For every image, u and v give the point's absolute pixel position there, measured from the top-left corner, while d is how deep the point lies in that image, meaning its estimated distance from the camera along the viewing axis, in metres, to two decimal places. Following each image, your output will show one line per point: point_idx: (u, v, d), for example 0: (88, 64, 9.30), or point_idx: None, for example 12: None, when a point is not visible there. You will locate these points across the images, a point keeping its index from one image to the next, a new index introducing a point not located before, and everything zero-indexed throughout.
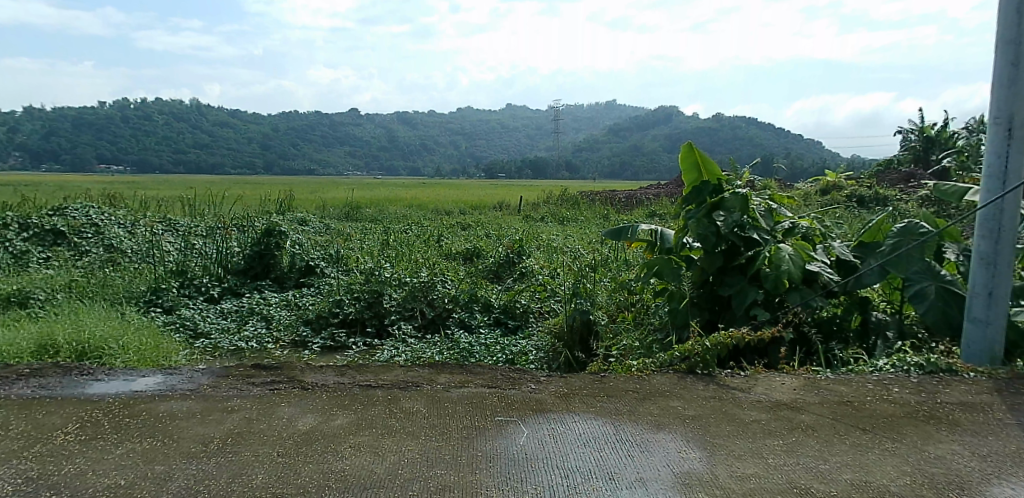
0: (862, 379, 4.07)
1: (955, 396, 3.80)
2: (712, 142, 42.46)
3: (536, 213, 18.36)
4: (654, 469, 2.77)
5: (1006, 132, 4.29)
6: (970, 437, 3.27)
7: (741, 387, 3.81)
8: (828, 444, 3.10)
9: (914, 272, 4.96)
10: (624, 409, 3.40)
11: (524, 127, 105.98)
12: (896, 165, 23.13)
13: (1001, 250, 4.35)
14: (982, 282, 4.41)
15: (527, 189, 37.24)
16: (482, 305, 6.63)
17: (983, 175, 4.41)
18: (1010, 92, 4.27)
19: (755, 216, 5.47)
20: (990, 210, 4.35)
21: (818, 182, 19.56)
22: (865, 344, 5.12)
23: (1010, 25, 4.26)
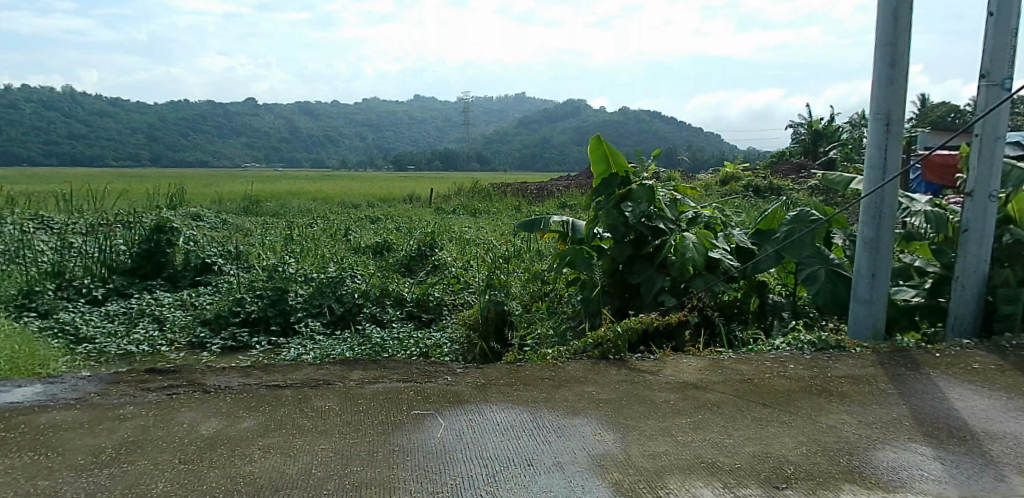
0: (762, 357, 4.29)
1: (843, 369, 4.08)
2: (619, 136, 43.67)
3: (447, 205, 18.21)
4: (570, 453, 2.81)
5: (885, 126, 4.63)
6: (858, 407, 3.51)
7: (651, 370, 3.93)
8: (732, 420, 3.25)
9: (806, 256, 5.28)
10: (541, 397, 3.42)
11: (435, 120, 105.11)
12: (788, 158, 24.56)
13: (882, 235, 4.70)
14: (866, 264, 4.76)
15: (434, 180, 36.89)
16: (394, 299, 6.57)
17: (866, 166, 4.75)
18: (888, 89, 4.61)
19: (661, 206, 5.64)
20: (872, 199, 4.69)
21: (718, 173, 20.47)
22: (762, 325, 5.41)
23: (888, 28, 4.58)
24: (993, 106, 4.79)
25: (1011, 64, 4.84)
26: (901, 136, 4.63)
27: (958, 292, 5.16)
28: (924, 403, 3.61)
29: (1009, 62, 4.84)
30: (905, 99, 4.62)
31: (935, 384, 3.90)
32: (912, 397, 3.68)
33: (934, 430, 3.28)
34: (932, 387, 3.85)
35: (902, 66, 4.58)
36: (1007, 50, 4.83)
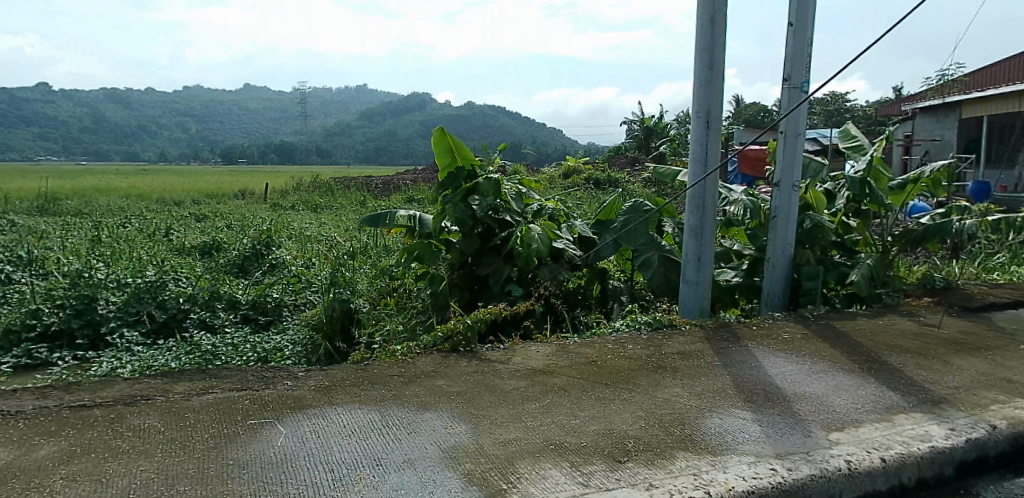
0: (604, 340, 4.50)
1: (676, 346, 4.38)
2: (465, 131, 44.03)
3: (284, 201, 17.31)
4: (421, 448, 2.75)
5: (705, 123, 5.04)
6: (689, 380, 3.78)
7: (500, 359, 3.97)
8: (577, 401, 3.36)
9: (641, 243, 5.61)
10: (389, 395, 3.33)
11: (273, 114, 99.80)
12: (623, 152, 26.10)
13: (705, 222, 5.11)
14: (693, 249, 5.15)
15: (267, 175, 34.85)
16: (226, 302, 6.12)
17: (690, 159, 5.13)
18: (707, 90, 5.00)
19: (506, 199, 5.72)
20: (696, 189, 5.08)
21: (560, 166, 21.27)
22: (604, 309, 5.69)
23: (706, 33, 4.97)
24: (794, 106, 5.37)
25: (808, 69, 5.45)
26: (720, 132, 5.05)
27: (770, 272, 5.72)
28: (744, 372, 3.97)
29: (806, 67, 5.44)
30: (721, 99, 5.04)
31: (753, 354, 4.30)
32: (735, 367, 4.04)
33: (753, 395, 3.61)
34: (750, 357, 4.25)
35: (719, 68, 4.99)
36: (805, 57, 5.42)
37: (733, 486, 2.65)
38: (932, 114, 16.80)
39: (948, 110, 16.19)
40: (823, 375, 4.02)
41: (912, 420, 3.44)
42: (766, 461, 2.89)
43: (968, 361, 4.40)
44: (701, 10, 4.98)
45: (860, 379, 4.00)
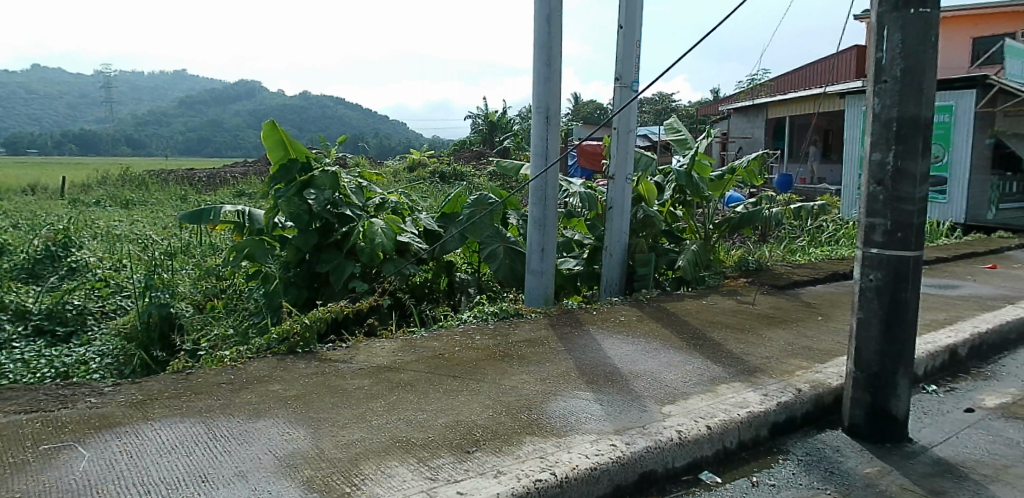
0: (450, 332, 4.47)
1: (521, 335, 4.45)
2: (302, 123, 42.03)
3: (90, 197, 15.49)
4: (253, 459, 2.55)
5: (545, 119, 5.17)
6: (534, 366, 3.85)
7: (342, 359, 3.80)
8: (425, 396, 3.29)
9: (487, 235, 5.63)
10: (216, 404, 3.06)
11: (80, 103, 89.32)
12: (467, 146, 26.26)
13: (547, 214, 5.25)
14: (536, 240, 5.27)
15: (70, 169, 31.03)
16: (14, 313, 5.34)
17: (531, 153, 5.24)
18: (546, 86, 5.13)
19: (346, 192, 5.52)
20: (538, 182, 5.21)
21: (404, 160, 21.00)
22: (451, 301, 5.67)
23: (543, 31, 5.08)
24: (625, 104, 5.66)
25: (637, 69, 5.76)
26: (558, 127, 5.20)
27: (608, 259, 5.99)
28: (586, 355, 4.13)
29: (636, 68, 5.76)
30: (559, 94, 5.20)
31: (593, 338, 4.49)
32: (577, 351, 4.18)
33: (594, 377, 3.76)
34: (591, 340, 4.42)
35: (556, 65, 5.14)
36: (634, 57, 5.73)
37: (577, 465, 2.73)
38: (744, 113, 18.30)
39: (756, 111, 17.81)
40: (656, 353, 4.28)
41: (733, 389, 3.76)
42: (607, 438, 3.01)
43: (777, 333, 4.91)
44: (537, 9, 5.09)
45: (688, 354, 4.31)
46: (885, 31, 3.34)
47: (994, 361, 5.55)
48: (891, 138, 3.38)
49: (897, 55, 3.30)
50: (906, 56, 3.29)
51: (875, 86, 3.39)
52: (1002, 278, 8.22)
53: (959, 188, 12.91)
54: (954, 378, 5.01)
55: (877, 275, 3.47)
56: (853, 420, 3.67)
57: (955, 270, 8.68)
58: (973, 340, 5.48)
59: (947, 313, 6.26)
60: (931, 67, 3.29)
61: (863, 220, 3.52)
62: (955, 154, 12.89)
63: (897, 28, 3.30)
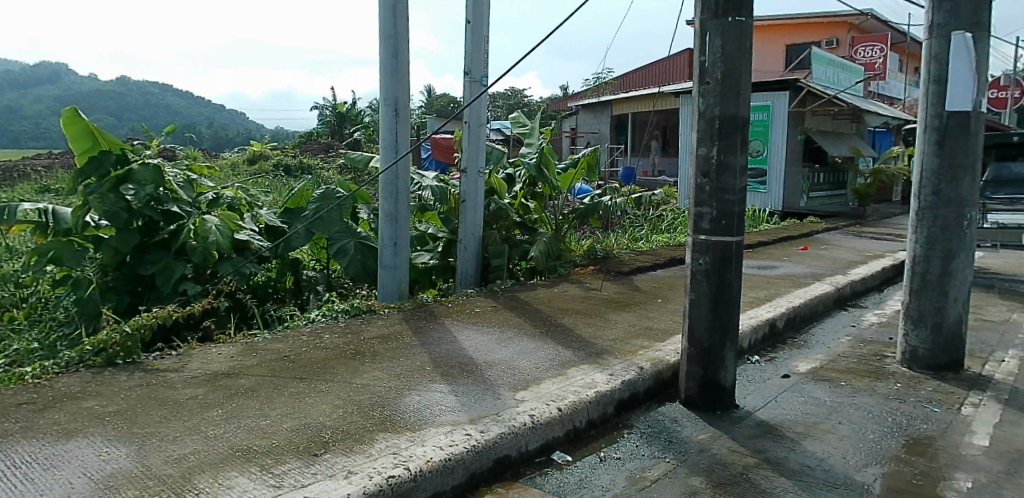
0: (297, 332, 4.26)
1: (374, 331, 4.34)
2: (128, 112, 38.37)
3: None
4: (63, 485, 2.27)
5: (393, 112, 5.07)
6: (388, 363, 3.77)
7: (172, 367, 3.50)
8: (268, 401, 3.11)
9: (335, 231, 5.44)
10: (16, 428, 2.70)
11: None
12: (315, 138, 25.25)
13: (399, 208, 5.16)
14: (389, 234, 5.16)
15: None
16: None
17: (381, 146, 5.12)
18: (394, 79, 5.03)
19: (172, 187, 5.10)
20: (389, 175, 5.10)
21: (244, 152, 19.83)
22: (298, 300, 5.42)
23: (389, 23, 4.97)
24: (474, 98, 5.69)
25: (485, 64, 5.81)
26: (408, 120, 5.14)
27: (462, 252, 6.00)
28: (441, 347, 4.12)
29: (484, 62, 5.80)
30: (408, 87, 5.12)
31: (448, 329, 4.48)
32: (431, 344, 4.15)
33: (449, 369, 3.75)
34: (445, 332, 4.42)
35: (404, 58, 5.05)
36: (482, 51, 5.78)
37: (432, 457, 2.71)
38: (591, 110, 18.99)
39: (603, 105, 18.44)
40: (509, 342, 4.36)
41: (582, 371, 3.92)
42: (461, 428, 3.02)
43: (622, 316, 5.18)
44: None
45: (540, 340, 4.44)
46: (707, 37, 3.62)
47: (806, 331, 6.24)
48: (715, 134, 3.66)
49: (718, 59, 3.59)
50: (726, 60, 3.58)
51: (701, 87, 3.66)
52: (811, 258, 9.26)
53: (778, 179, 14.34)
54: (774, 349, 5.57)
55: (706, 259, 3.76)
56: (688, 392, 3.95)
57: (774, 252, 9.65)
58: (789, 313, 6.12)
59: (767, 291, 6.95)
60: (747, 70, 3.61)
61: (692, 209, 3.79)
62: (773, 149, 14.23)
63: (717, 34, 3.59)
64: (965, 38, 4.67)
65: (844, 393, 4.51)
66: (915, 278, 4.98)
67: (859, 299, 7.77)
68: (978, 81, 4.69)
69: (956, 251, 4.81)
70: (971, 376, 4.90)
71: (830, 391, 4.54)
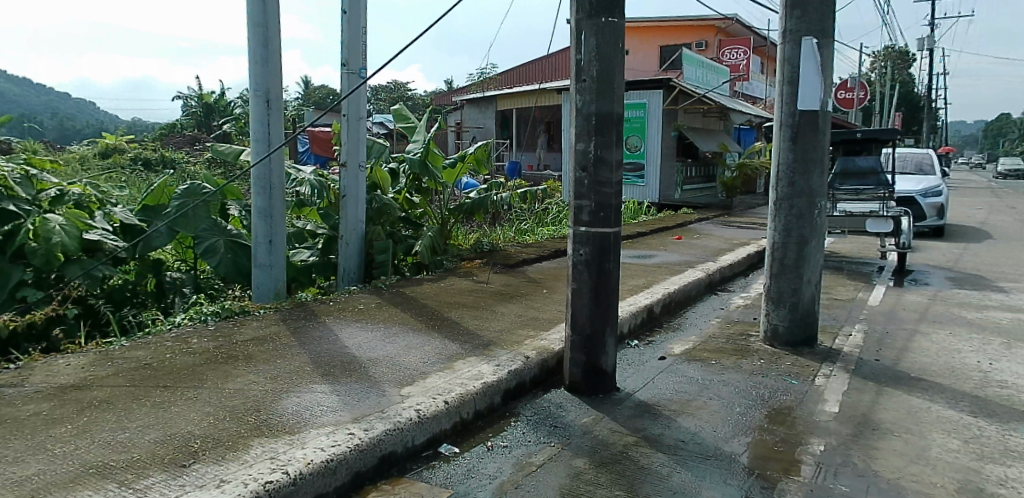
0: (160, 338, 3.96)
1: (247, 333, 4.12)
2: None
3: None
4: None
5: (265, 103, 4.83)
6: (263, 365, 3.60)
7: (10, 382, 3.16)
8: (127, 412, 2.88)
9: (203, 229, 5.11)
10: None
11: None
12: (180, 130, 23.66)
13: (274, 204, 4.93)
14: (263, 231, 4.93)
15: None
16: None
17: (252, 139, 4.86)
18: (264, 69, 4.80)
19: (9, 184, 4.60)
20: (261, 169, 4.85)
21: (96, 144, 18.26)
22: (162, 304, 5.06)
23: (258, 10, 4.73)
24: (353, 90, 5.53)
25: (363, 56, 5.66)
26: (281, 112, 4.92)
27: (344, 248, 5.84)
28: (321, 347, 3.98)
29: (362, 54, 5.65)
30: (280, 78, 4.90)
31: (329, 328, 4.34)
32: (311, 344, 4.00)
33: (330, 368, 3.63)
34: (326, 331, 4.28)
35: (275, 47, 4.83)
36: (360, 42, 5.62)
37: (312, 459, 2.61)
38: (476, 106, 19.27)
39: (487, 102, 18.71)
40: (394, 338, 4.28)
41: (469, 364, 3.92)
42: (344, 427, 2.93)
43: (508, 307, 5.24)
44: None
45: (425, 335, 4.39)
46: (582, 35, 3.72)
47: (680, 315, 6.59)
48: (592, 130, 3.77)
49: (593, 57, 3.70)
50: (600, 58, 3.69)
51: (577, 84, 3.76)
52: (685, 247, 9.79)
53: (653, 172, 14.96)
54: (651, 333, 5.84)
55: (586, 249, 3.87)
56: (572, 379, 4.06)
57: (651, 242, 10.10)
58: (665, 299, 6.43)
59: (645, 279, 7.27)
60: (619, 68, 3.74)
61: (572, 201, 3.89)
62: (649, 144, 14.85)
63: (591, 33, 3.69)
64: (814, 44, 5.09)
65: (715, 371, 4.81)
66: (775, 263, 5.38)
67: (728, 284, 8.31)
68: (825, 83, 5.14)
69: (809, 238, 5.26)
70: (823, 349, 5.37)
71: (702, 369, 4.82)
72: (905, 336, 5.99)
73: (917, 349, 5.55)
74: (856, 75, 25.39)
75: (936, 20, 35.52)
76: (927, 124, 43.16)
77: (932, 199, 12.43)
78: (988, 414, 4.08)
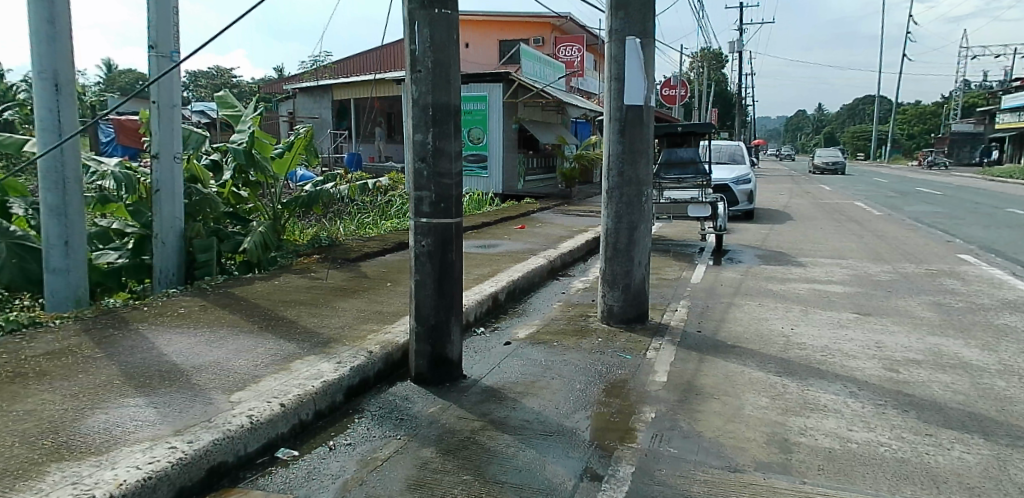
0: None
1: (40, 347, 3.63)
2: None
3: None
4: None
5: (53, 88, 4.27)
6: (61, 382, 3.19)
7: None
8: None
9: None
10: None
11: None
12: None
13: (69, 201, 4.38)
14: (57, 232, 4.37)
15: None
16: None
17: (38, 128, 4.28)
18: (52, 49, 4.23)
19: None
20: (50, 161, 4.29)
21: None
22: None
23: None
24: (164, 74, 5.04)
25: (175, 39, 5.19)
26: (74, 99, 4.37)
27: (159, 248, 5.33)
28: (135, 357, 3.60)
29: (173, 36, 5.17)
30: (72, 60, 4.35)
31: (143, 336, 3.94)
32: (121, 355, 3.61)
33: (145, 379, 3.29)
34: (141, 340, 3.87)
35: (64, 25, 4.28)
36: (171, 24, 5.15)
37: (126, 479, 2.35)
38: (309, 94, 18.26)
39: (322, 91, 17.91)
40: (222, 342, 3.98)
41: (307, 363, 3.74)
42: (163, 441, 2.67)
43: (349, 303, 5.07)
44: None
45: (257, 337, 4.13)
46: (415, 25, 3.65)
47: (524, 301, 6.76)
48: (429, 121, 3.73)
49: (428, 47, 3.65)
50: (434, 49, 3.65)
51: (412, 74, 3.69)
52: (527, 235, 10.05)
53: (497, 164, 15.29)
54: (496, 320, 5.94)
55: (427, 241, 3.83)
56: (418, 370, 4.00)
57: (494, 232, 10.27)
58: (508, 286, 6.56)
59: (489, 268, 7.37)
60: (454, 60, 3.73)
61: (412, 193, 3.83)
62: (491, 136, 15.16)
63: (425, 23, 3.64)
64: (637, 43, 5.41)
65: (557, 352, 4.98)
66: (609, 247, 5.67)
67: (568, 269, 8.66)
68: (648, 80, 5.49)
69: (639, 223, 5.60)
70: (653, 325, 5.76)
71: (545, 351, 4.98)
72: (723, 309, 6.59)
73: (732, 320, 6.13)
74: (678, 74, 27.42)
75: (742, 27, 39.38)
76: (739, 119, 47.75)
77: (742, 186, 13.81)
78: (790, 373, 4.60)
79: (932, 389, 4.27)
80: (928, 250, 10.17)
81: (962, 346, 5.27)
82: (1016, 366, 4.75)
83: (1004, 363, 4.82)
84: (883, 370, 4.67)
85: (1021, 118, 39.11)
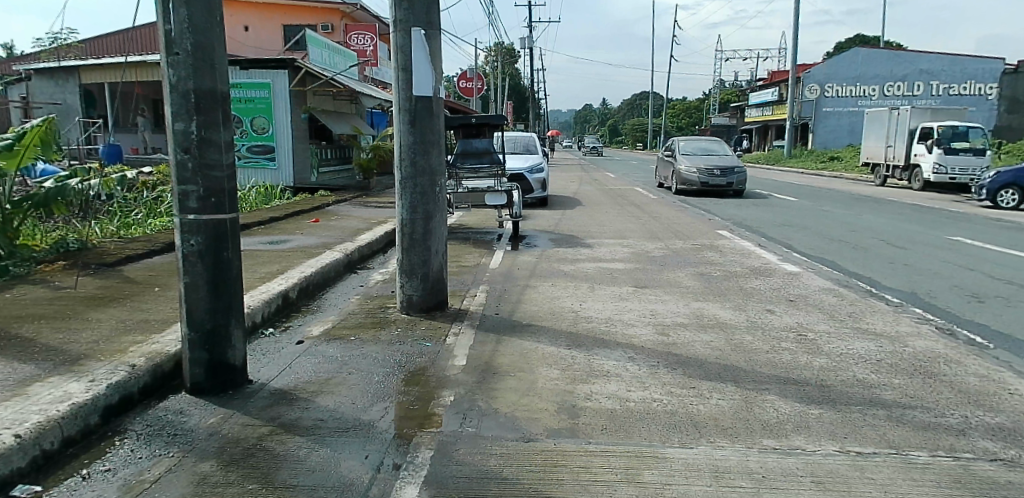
0: None
1: None
2: None
3: None
4: None
5: None
6: None
7: None
8: None
9: None
10: None
11: None
12: None
13: None
14: None
15: None
16: None
17: None
18: None
19: None
20: None
21: None
22: None
23: None
24: None
25: None
26: None
27: None
28: None
29: None
30: None
31: None
32: None
33: None
34: None
35: None
36: None
37: None
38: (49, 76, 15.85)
39: (65, 73, 15.71)
40: None
41: (50, 385, 3.24)
42: None
43: (105, 313, 4.48)
44: None
45: None
46: (169, 5, 3.29)
47: (318, 298, 6.47)
48: (191, 109, 3.39)
49: (185, 29, 3.30)
50: (194, 31, 3.32)
51: (168, 58, 3.31)
52: (322, 229, 9.66)
53: (286, 156, 14.43)
54: (288, 319, 5.61)
55: (197, 239, 3.49)
56: (195, 381, 3.64)
57: (286, 227, 9.73)
58: (300, 283, 6.23)
59: (279, 265, 6.96)
60: (218, 43, 3.43)
61: (176, 188, 3.45)
62: (278, 126, 14.29)
63: (181, 3, 3.28)
64: (422, 35, 5.39)
65: (352, 346, 4.83)
66: (404, 238, 5.61)
67: (367, 262, 8.46)
68: (434, 71, 5.49)
69: (433, 213, 5.61)
70: (452, 311, 5.82)
71: (340, 347, 4.80)
72: (520, 291, 6.87)
73: (528, 300, 6.40)
74: (474, 67, 28.11)
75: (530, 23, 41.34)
76: (532, 111, 49.94)
77: (536, 175, 14.52)
78: (579, 345, 4.92)
79: (697, 347, 4.82)
80: (693, 227, 11.46)
81: (719, 309, 6.03)
82: (759, 322, 5.54)
83: (751, 320, 5.58)
84: (657, 334, 5.17)
85: (763, 112, 45.61)
